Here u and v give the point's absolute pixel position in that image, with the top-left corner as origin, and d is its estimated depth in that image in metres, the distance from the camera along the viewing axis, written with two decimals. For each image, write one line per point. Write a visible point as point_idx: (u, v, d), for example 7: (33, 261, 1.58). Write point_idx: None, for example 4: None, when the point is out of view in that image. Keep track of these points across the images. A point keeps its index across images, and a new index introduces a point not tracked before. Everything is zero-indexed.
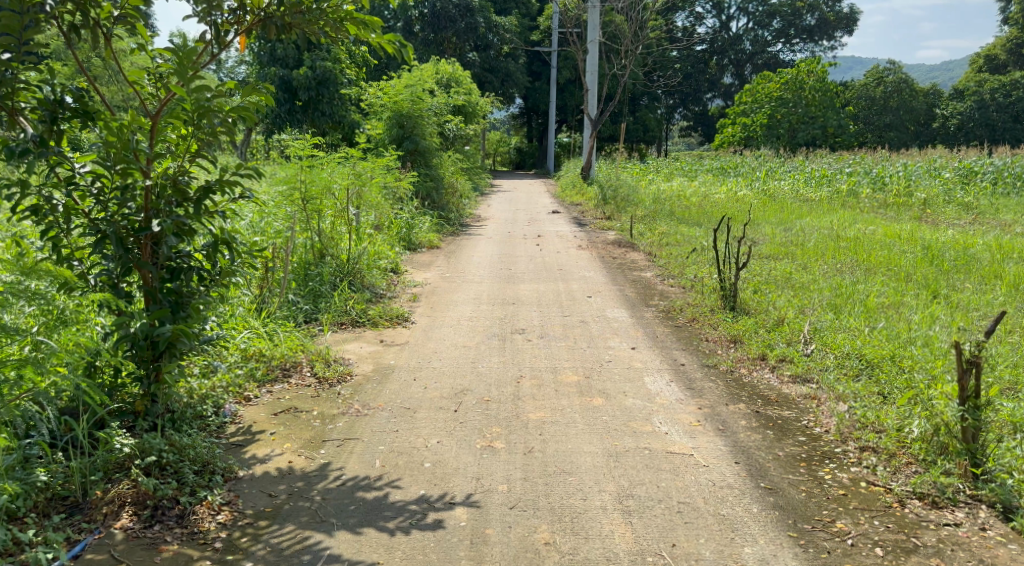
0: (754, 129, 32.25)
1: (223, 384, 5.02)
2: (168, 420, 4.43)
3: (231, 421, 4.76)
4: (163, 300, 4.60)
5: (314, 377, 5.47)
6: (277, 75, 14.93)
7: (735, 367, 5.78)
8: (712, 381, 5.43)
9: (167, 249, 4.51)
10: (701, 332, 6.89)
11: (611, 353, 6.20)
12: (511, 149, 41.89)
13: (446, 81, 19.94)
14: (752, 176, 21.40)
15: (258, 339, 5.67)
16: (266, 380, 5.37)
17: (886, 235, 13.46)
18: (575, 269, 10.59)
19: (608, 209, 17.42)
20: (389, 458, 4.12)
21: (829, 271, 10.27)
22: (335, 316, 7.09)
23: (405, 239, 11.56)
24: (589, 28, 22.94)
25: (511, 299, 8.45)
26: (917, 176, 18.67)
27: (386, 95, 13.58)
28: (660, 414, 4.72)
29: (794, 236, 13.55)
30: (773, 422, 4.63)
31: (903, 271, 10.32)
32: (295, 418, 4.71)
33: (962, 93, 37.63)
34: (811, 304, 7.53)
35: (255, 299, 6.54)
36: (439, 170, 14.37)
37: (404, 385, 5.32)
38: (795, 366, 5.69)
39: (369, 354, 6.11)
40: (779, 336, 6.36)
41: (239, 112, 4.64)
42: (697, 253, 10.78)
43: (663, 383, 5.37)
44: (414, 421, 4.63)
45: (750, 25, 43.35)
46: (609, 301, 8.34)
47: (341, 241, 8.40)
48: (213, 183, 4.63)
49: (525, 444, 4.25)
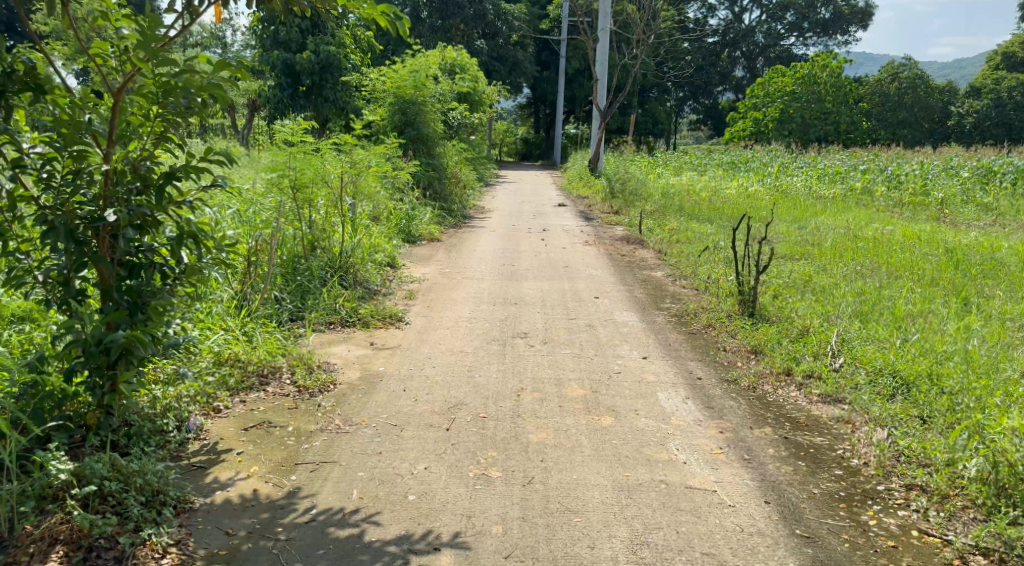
0: (765, 123, 31.64)
1: (190, 394, 4.49)
2: (123, 436, 3.96)
3: (195, 436, 4.23)
4: (120, 300, 4.07)
5: (294, 386, 4.94)
6: (280, 58, 14.18)
7: (757, 383, 5.23)
8: (733, 399, 4.90)
9: (125, 242, 3.97)
10: (718, 340, 6.37)
11: (620, 363, 5.68)
12: (517, 139, 41.20)
13: (452, 67, 19.35)
14: (764, 171, 20.81)
15: (233, 342, 5.15)
16: (240, 388, 4.84)
17: (905, 236, 12.91)
18: (582, 266, 10.07)
19: (616, 202, 16.88)
20: (369, 488, 3.61)
21: (850, 274, 9.76)
22: (324, 314, 6.59)
23: (404, 231, 11.07)
24: (601, 16, 22.17)
25: (513, 298, 7.95)
26: (933, 175, 18.14)
27: (388, 80, 13.02)
28: (676, 438, 4.21)
29: (809, 235, 13.02)
30: (805, 452, 4.11)
31: (929, 276, 9.79)
32: (267, 435, 4.21)
33: (979, 91, 36.99)
34: (836, 312, 7.02)
35: (236, 296, 6.03)
36: (443, 159, 13.83)
37: (392, 397, 4.81)
38: (824, 384, 5.16)
39: (357, 359, 5.60)
40: (803, 348, 5.83)
41: (208, 90, 4.10)
42: (711, 252, 10.28)
43: (678, 400, 4.85)
44: (401, 441, 4.12)
45: (763, 18, 42.73)
46: (618, 303, 7.84)
47: (333, 232, 7.90)
48: (177, 170, 4.11)
49: (525, 474, 3.74)
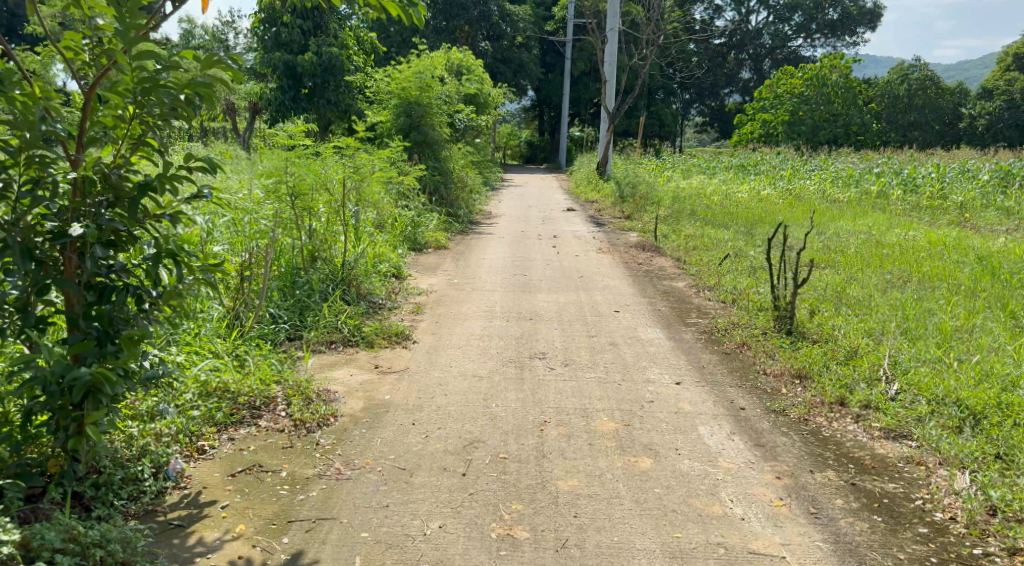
0: (774, 126, 31.08)
1: (170, 433, 3.95)
2: (91, 485, 3.42)
3: (175, 484, 3.67)
4: (87, 329, 3.48)
5: (290, 419, 4.38)
6: (281, 60, 13.54)
7: (809, 416, 4.67)
8: (784, 435, 4.36)
9: (92, 262, 3.41)
10: (756, 361, 5.82)
11: (652, 389, 5.13)
12: (522, 142, 40.75)
13: (457, 69, 18.86)
14: (775, 174, 20.30)
15: (222, 370, 4.61)
16: (229, 423, 4.28)
17: (931, 242, 12.38)
18: (598, 276, 9.53)
19: (627, 207, 16.32)
20: (376, 555, 3.09)
21: (881, 285, 9.21)
22: (324, 333, 6.05)
23: (410, 239, 10.58)
24: (609, 16, 21.58)
25: (528, 312, 7.40)
26: (951, 177, 17.58)
27: (393, 81, 12.51)
28: (728, 486, 3.67)
29: (829, 241, 12.51)
30: (879, 503, 3.58)
31: (963, 285, 9.25)
32: (258, 482, 3.67)
33: (991, 92, 36.41)
34: (880, 330, 6.46)
35: (226, 316, 5.50)
36: (449, 163, 13.31)
37: (400, 433, 4.26)
38: (884, 417, 4.61)
39: (360, 386, 5.05)
40: (853, 373, 5.27)
41: (194, 88, 3.61)
42: (733, 261, 9.74)
43: (723, 435, 4.30)
44: (411, 489, 3.58)
45: (771, 18, 42.15)
46: (640, 317, 7.29)
47: (333, 242, 7.36)
48: (151, 179, 3.56)
49: (558, 535, 3.21)
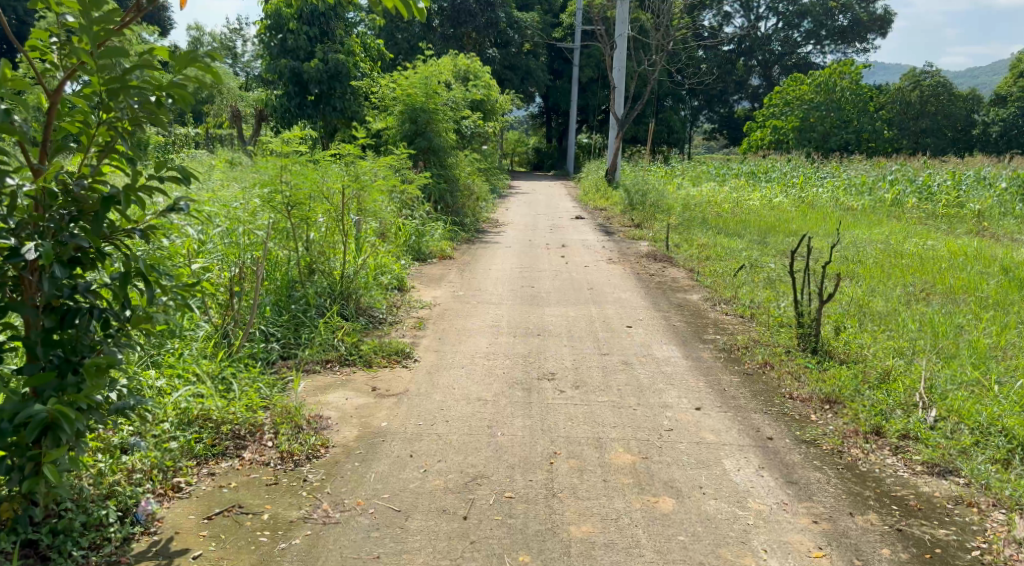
0: (785, 133, 30.66)
1: (143, 468, 3.59)
2: (47, 532, 3.06)
3: (145, 528, 3.31)
4: (47, 359, 3.10)
5: (277, 451, 4.00)
6: (287, 67, 13.18)
7: (841, 447, 4.30)
8: (818, 471, 3.98)
9: (51, 284, 3.04)
10: (781, 383, 5.45)
11: (670, 414, 4.75)
12: (529, 149, 40.44)
13: (464, 75, 18.55)
14: (787, 182, 19.90)
15: (205, 396, 4.24)
16: (210, 456, 3.92)
17: (951, 251, 11.97)
18: (609, 288, 9.16)
19: (637, 215, 15.93)
20: None
21: (905, 297, 8.81)
22: (320, 351, 5.69)
23: (414, 249, 10.25)
24: (618, 22, 21.24)
25: (536, 327, 7.03)
26: (968, 184, 17.11)
27: (398, 87, 12.18)
28: (761, 532, 3.33)
29: (847, 250, 12.10)
30: (931, 555, 3.24)
31: (989, 299, 8.84)
32: (236, 528, 3.31)
33: (1005, 98, 35.91)
34: (911, 349, 6.06)
35: (213, 334, 5.11)
36: (455, 170, 12.95)
37: (397, 467, 3.89)
38: (924, 448, 4.23)
39: (356, 412, 4.67)
40: (887, 399, 4.87)
41: (167, 88, 3.28)
42: (749, 272, 9.36)
43: (751, 471, 3.92)
44: (407, 539, 3.23)
45: (780, 25, 41.79)
46: (654, 333, 6.92)
47: (332, 253, 7.01)
48: (117, 191, 3.18)
49: None
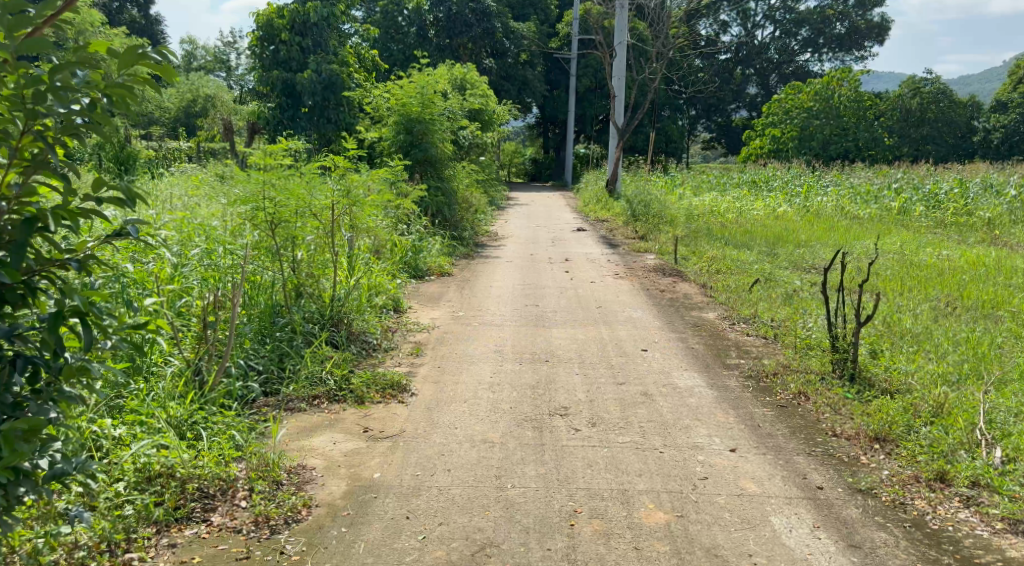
0: (784, 140, 30.00)
1: (87, 542, 3.06)
2: None
3: None
4: None
5: (250, 514, 3.43)
6: (280, 78, 12.67)
7: (903, 498, 3.74)
8: (882, 532, 3.42)
9: None
10: (821, 418, 4.87)
11: (703, 458, 4.18)
12: (527, 160, 40.02)
13: (460, 85, 18.05)
14: (792, 191, 19.36)
15: (166, 446, 3.67)
16: (172, 521, 3.35)
17: (969, 263, 11.42)
18: (618, 306, 8.59)
19: (639, 227, 15.40)
20: None
21: (930, 314, 8.24)
22: (306, 385, 5.13)
23: (410, 266, 9.70)
24: (617, 30, 20.74)
25: (543, 352, 6.46)
26: (977, 192, 16.60)
27: (393, 97, 11.65)
28: None
29: (861, 262, 11.53)
30: None
31: (1019, 316, 8.28)
32: None
33: (1005, 104, 35.43)
34: (956, 376, 5.49)
35: (185, 371, 4.50)
36: (453, 183, 12.42)
37: (392, 532, 3.33)
38: (1002, 499, 3.66)
39: (344, 460, 4.09)
40: (947, 437, 4.27)
41: (107, 90, 2.60)
42: (765, 288, 8.80)
43: (805, 532, 3.38)
44: None
45: (777, 33, 41.48)
46: (672, 357, 6.35)
47: (322, 274, 6.44)
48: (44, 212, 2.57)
49: None
